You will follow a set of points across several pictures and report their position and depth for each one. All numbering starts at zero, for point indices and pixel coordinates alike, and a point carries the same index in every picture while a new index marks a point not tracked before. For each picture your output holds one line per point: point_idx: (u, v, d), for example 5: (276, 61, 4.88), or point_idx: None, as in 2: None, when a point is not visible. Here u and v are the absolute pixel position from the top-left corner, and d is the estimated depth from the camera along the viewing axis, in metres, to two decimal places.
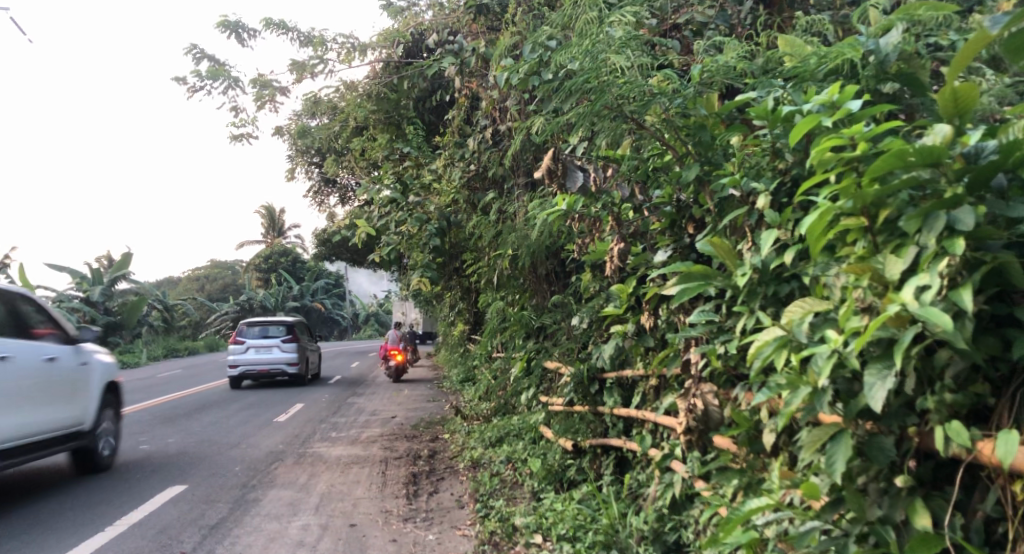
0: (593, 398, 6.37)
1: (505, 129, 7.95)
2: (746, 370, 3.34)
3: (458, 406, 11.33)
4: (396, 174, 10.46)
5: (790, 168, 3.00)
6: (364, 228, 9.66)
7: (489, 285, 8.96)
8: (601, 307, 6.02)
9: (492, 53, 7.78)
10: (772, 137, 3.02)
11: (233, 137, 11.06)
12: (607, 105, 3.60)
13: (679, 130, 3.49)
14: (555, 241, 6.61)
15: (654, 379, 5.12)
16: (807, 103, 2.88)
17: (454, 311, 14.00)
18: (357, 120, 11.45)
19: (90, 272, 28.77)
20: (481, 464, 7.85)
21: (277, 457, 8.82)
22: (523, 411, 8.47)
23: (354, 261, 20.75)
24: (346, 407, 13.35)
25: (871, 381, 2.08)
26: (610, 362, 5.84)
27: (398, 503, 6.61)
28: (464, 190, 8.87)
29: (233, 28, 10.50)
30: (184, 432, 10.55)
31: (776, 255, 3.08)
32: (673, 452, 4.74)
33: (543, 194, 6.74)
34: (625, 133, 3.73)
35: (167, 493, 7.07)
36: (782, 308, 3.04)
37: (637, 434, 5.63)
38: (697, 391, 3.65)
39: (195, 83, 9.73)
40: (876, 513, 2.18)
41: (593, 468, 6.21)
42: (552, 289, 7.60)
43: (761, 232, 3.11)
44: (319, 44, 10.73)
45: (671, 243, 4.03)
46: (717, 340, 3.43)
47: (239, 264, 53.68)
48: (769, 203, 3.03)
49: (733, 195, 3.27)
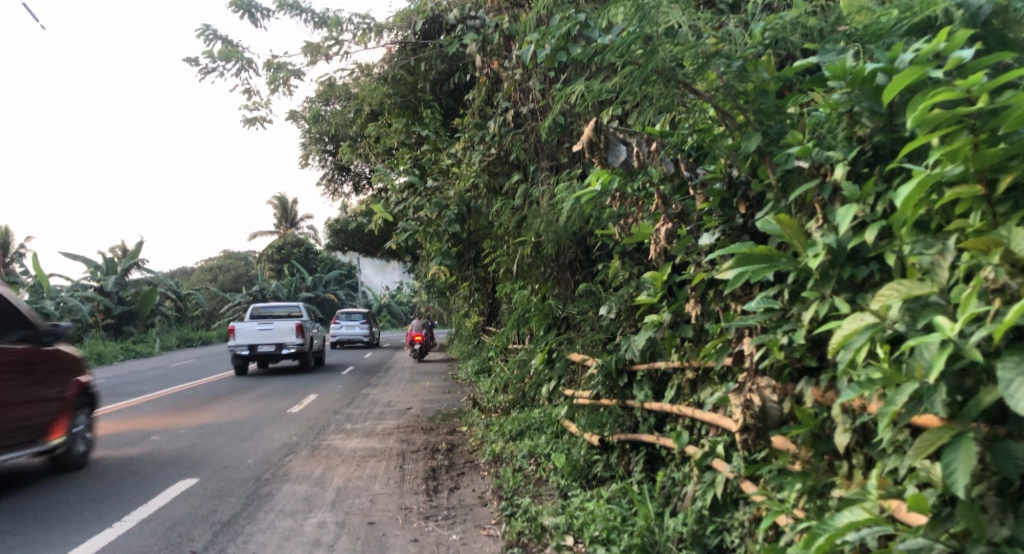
0: (621, 391, 6.05)
1: (529, 110, 7.63)
2: (814, 363, 3.00)
3: (475, 398, 11.03)
4: (413, 160, 10.14)
5: (870, 135, 2.67)
6: (381, 214, 9.33)
7: (508, 275, 8.65)
8: (633, 295, 5.71)
9: (515, 30, 7.44)
10: (848, 99, 2.68)
11: (245, 121, 10.78)
12: (658, 67, 3.29)
13: (737, 96, 3.20)
14: (582, 226, 6.30)
15: (692, 372, 4.79)
16: (893, 62, 2.57)
17: (469, 302, 13.69)
18: (373, 106, 11.15)
19: (104, 261, 28.76)
20: (503, 459, 7.53)
21: (290, 449, 8.55)
22: (544, 403, 8.18)
23: (367, 251, 20.51)
24: (360, 398, 13.08)
25: (1008, 377, 1.76)
26: (641, 353, 5.53)
27: (418, 499, 6.33)
28: (484, 174, 8.56)
29: (247, 7, 10.20)
30: (196, 423, 10.32)
31: (853, 234, 2.76)
32: (715, 450, 4.41)
33: (570, 176, 6.43)
34: (675, 102, 3.43)
35: (179, 486, 6.86)
36: (860, 292, 2.72)
37: (671, 430, 5.30)
38: (754, 385, 3.30)
39: (207, 64, 9.44)
40: (1002, 533, 1.87)
41: (622, 465, 5.89)
42: (576, 277, 7.27)
43: (836, 207, 2.77)
44: (334, 25, 10.41)
45: (721, 224, 3.74)
46: (779, 329, 3.10)
47: (252, 255, 53.80)
48: (846, 175, 2.71)
49: (801, 167, 2.96)
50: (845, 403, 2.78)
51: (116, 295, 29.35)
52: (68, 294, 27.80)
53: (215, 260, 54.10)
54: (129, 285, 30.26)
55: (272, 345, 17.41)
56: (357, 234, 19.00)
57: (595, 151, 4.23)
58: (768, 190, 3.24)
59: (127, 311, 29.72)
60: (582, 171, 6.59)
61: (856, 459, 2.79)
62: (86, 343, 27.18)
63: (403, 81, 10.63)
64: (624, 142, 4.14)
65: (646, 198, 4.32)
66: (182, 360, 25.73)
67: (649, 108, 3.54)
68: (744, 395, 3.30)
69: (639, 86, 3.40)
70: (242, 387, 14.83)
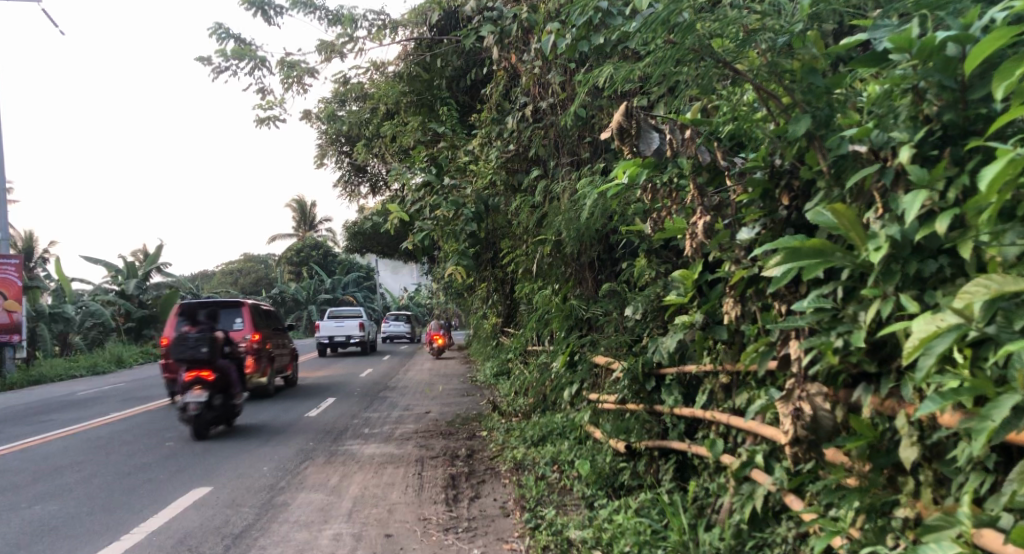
0: (649, 396, 5.76)
1: (548, 104, 7.38)
2: (873, 369, 2.72)
3: (494, 401, 10.79)
4: (430, 158, 9.88)
5: (939, 112, 2.37)
6: (397, 213, 9.10)
7: (528, 275, 8.38)
8: (660, 295, 5.41)
9: (534, 21, 7.19)
10: (915, 73, 2.40)
11: (259, 120, 10.61)
12: (694, 44, 3.05)
13: (783, 75, 2.91)
14: (605, 223, 6.03)
15: (727, 376, 4.51)
16: (970, 28, 2.29)
17: (487, 303, 13.44)
18: (388, 105, 10.94)
19: (124, 265, 28.97)
20: (524, 466, 7.26)
21: (307, 456, 8.33)
22: (566, 408, 7.92)
23: (384, 253, 20.35)
24: (379, 401, 12.87)
25: None
26: (669, 356, 5.25)
27: (437, 510, 6.08)
28: (502, 171, 8.26)
29: (259, 5, 10.02)
30: (213, 428, 10.16)
31: (919, 225, 2.47)
32: (753, 460, 4.12)
33: (593, 171, 6.16)
34: (713, 82, 3.17)
35: (191, 495, 6.68)
36: (928, 291, 2.43)
37: (703, 436, 5.01)
38: (802, 392, 3.02)
39: (219, 64, 9.26)
40: None
41: (650, 473, 5.61)
42: (598, 276, 6.97)
43: (899, 194, 2.48)
44: (348, 22, 10.23)
45: (761, 217, 3.46)
46: (833, 332, 2.82)
47: (271, 259, 54.09)
48: (912, 158, 2.42)
49: (857, 152, 2.68)
50: (911, 412, 2.51)
51: (136, 299, 29.75)
52: (89, 298, 27.94)
53: (234, 263, 54.35)
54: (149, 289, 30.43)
55: (342, 337, 23.58)
56: (374, 236, 18.81)
57: (625, 139, 4.00)
58: (818, 177, 2.95)
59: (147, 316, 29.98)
60: (606, 165, 6.31)
61: (924, 475, 2.51)
62: (106, 346, 27.26)
63: (419, 78, 10.55)
64: (656, 128, 3.98)
65: (679, 191, 4.05)
66: None
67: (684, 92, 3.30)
68: (792, 403, 3.02)
69: (673, 66, 3.17)
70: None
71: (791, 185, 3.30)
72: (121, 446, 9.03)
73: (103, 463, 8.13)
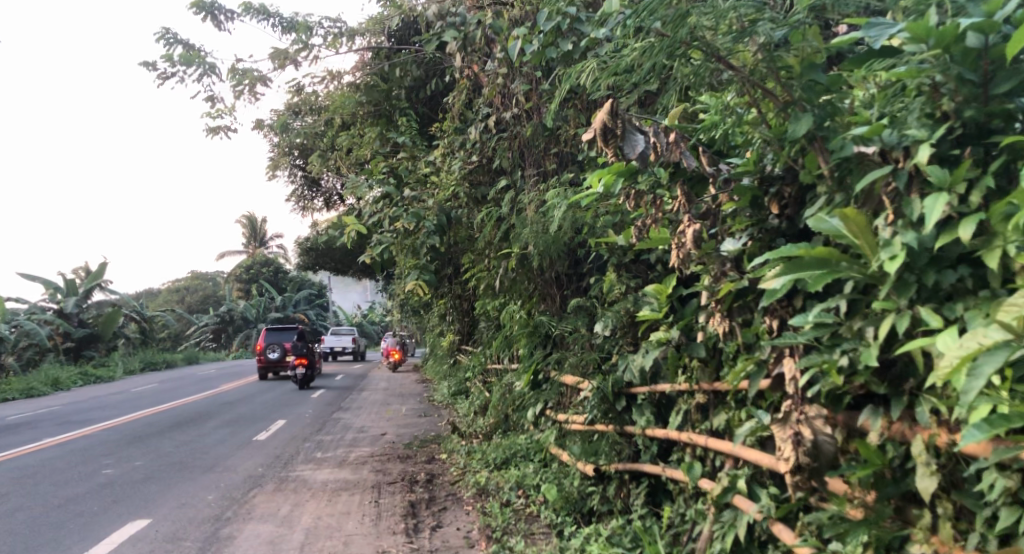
0: (618, 416, 5.45)
1: (512, 115, 7.15)
2: (882, 390, 2.50)
3: (453, 422, 10.44)
4: (389, 168, 9.51)
5: (958, 108, 2.19)
6: (354, 227, 8.71)
7: (490, 291, 8.11)
8: (631, 311, 5.14)
9: (499, 27, 6.97)
10: (934, 64, 2.20)
11: (209, 130, 10.13)
12: (684, 37, 2.89)
13: (777, 73, 2.73)
14: (574, 236, 5.77)
15: (705, 395, 4.27)
16: (994, 15, 2.10)
17: (446, 320, 13.08)
18: (345, 116, 10.62)
19: (65, 282, 27.91)
20: (488, 491, 6.93)
21: (255, 483, 7.84)
22: (529, 428, 7.62)
23: (338, 270, 19.86)
24: (332, 423, 12.36)
25: None
26: (641, 374, 4.99)
27: (397, 541, 5.70)
28: (465, 184, 7.99)
29: (208, 9, 9.58)
30: (154, 454, 9.55)
31: (935, 233, 2.26)
32: (735, 485, 3.88)
33: (563, 182, 5.93)
34: (704, 81, 3.01)
35: (126, 529, 6.16)
36: (947, 304, 2.23)
37: (678, 459, 4.76)
38: (801, 415, 2.80)
39: (166, 69, 8.79)
40: None
41: (620, 498, 5.32)
42: (564, 292, 6.72)
43: (914, 199, 2.29)
44: (303, 30, 9.88)
45: (750, 227, 3.31)
46: (839, 350, 2.60)
47: (220, 276, 52.73)
48: (930, 158, 2.22)
49: (864, 153, 2.48)
50: (926, 437, 2.31)
51: (76, 318, 28.63)
52: (25, 317, 26.67)
53: (181, 282, 52.91)
54: (91, 307, 29.29)
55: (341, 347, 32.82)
56: (328, 251, 18.32)
57: (610, 141, 3.47)
58: (818, 182, 2.75)
59: (87, 335, 28.84)
60: (575, 176, 6.09)
61: (942, 508, 2.28)
62: (43, 366, 26.01)
63: (377, 88, 10.15)
64: (642, 130, 3.51)
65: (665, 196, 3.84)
66: (144, 384, 24.65)
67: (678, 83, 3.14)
68: (790, 427, 2.79)
69: (667, 51, 3.01)
70: (200, 413, 13.98)
71: (782, 193, 3.11)
72: (54, 474, 8.42)
73: (31, 493, 7.54)
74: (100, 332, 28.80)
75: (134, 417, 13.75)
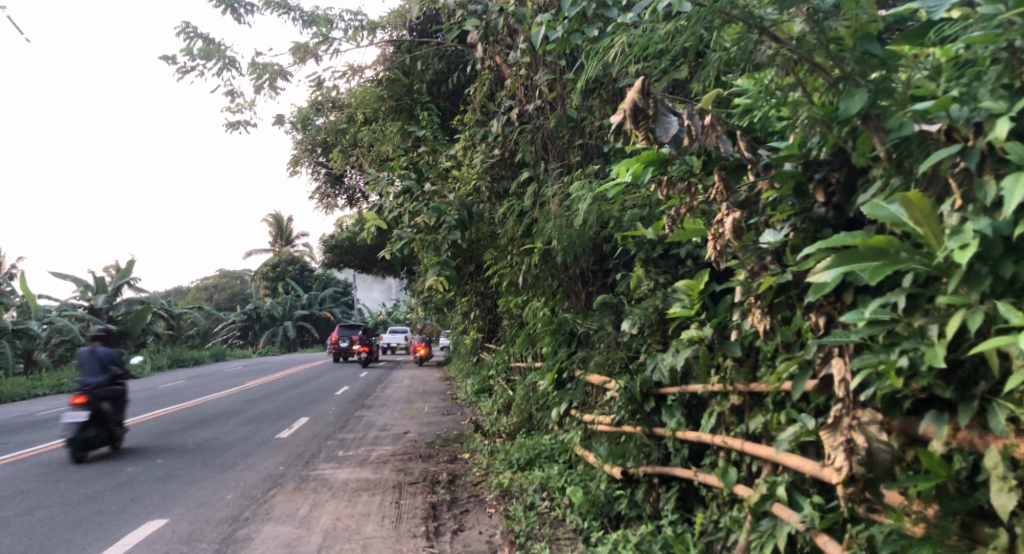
0: (647, 417, 5.22)
1: (536, 107, 6.95)
2: (948, 393, 2.25)
3: (476, 420, 10.26)
4: (409, 163, 9.31)
5: None
6: (374, 222, 8.50)
7: (513, 288, 7.91)
8: (660, 308, 4.92)
9: (523, 15, 6.76)
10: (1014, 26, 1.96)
11: (228, 125, 10.03)
12: (725, 7, 2.66)
13: (828, 44, 2.50)
14: (601, 230, 5.54)
15: (740, 396, 4.02)
16: None
17: (468, 317, 12.90)
18: (366, 111, 10.47)
19: (94, 280, 28.24)
20: (511, 493, 6.73)
21: (275, 482, 7.71)
22: (553, 428, 7.41)
23: (361, 267, 19.77)
24: (354, 421, 12.23)
25: None
26: (671, 374, 4.76)
27: (418, 545, 5.53)
28: (487, 177, 7.80)
29: (229, 2, 9.48)
30: (175, 452, 9.48)
31: (1012, 219, 2.01)
32: (773, 493, 3.63)
33: (588, 173, 5.71)
34: (745, 56, 2.79)
35: (143, 530, 6.06)
36: None
37: (711, 463, 4.52)
38: (853, 420, 2.56)
39: (186, 63, 8.71)
40: None
41: (649, 503, 5.09)
42: (590, 289, 6.49)
43: (988, 182, 2.04)
44: (323, 23, 9.75)
45: (793, 215, 3.07)
46: (897, 350, 2.36)
47: (247, 274, 53.20)
48: (1008, 133, 1.97)
49: (929, 132, 2.24)
50: (1001, 447, 2.06)
51: (105, 315, 28.95)
52: (56, 313, 27.04)
53: (208, 279, 53.44)
54: (119, 305, 29.58)
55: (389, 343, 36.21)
56: (352, 249, 18.25)
57: (641, 122, 3.13)
58: (873, 165, 2.51)
59: (116, 332, 29.14)
60: (600, 168, 5.87)
61: (1020, 527, 2.03)
62: (72, 362, 26.33)
63: (399, 82, 10.03)
64: (675, 112, 3.19)
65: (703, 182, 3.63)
66: (169, 381, 24.82)
67: (716, 59, 2.96)
68: (842, 434, 2.55)
69: (705, 21, 2.82)
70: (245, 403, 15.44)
71: (828, 179, 2.89)
72: (175, 437, 10.75)
73: (51, 491, 7.49)
74: (128, 330, 29.07)
75: (189, 405, 15.35)
